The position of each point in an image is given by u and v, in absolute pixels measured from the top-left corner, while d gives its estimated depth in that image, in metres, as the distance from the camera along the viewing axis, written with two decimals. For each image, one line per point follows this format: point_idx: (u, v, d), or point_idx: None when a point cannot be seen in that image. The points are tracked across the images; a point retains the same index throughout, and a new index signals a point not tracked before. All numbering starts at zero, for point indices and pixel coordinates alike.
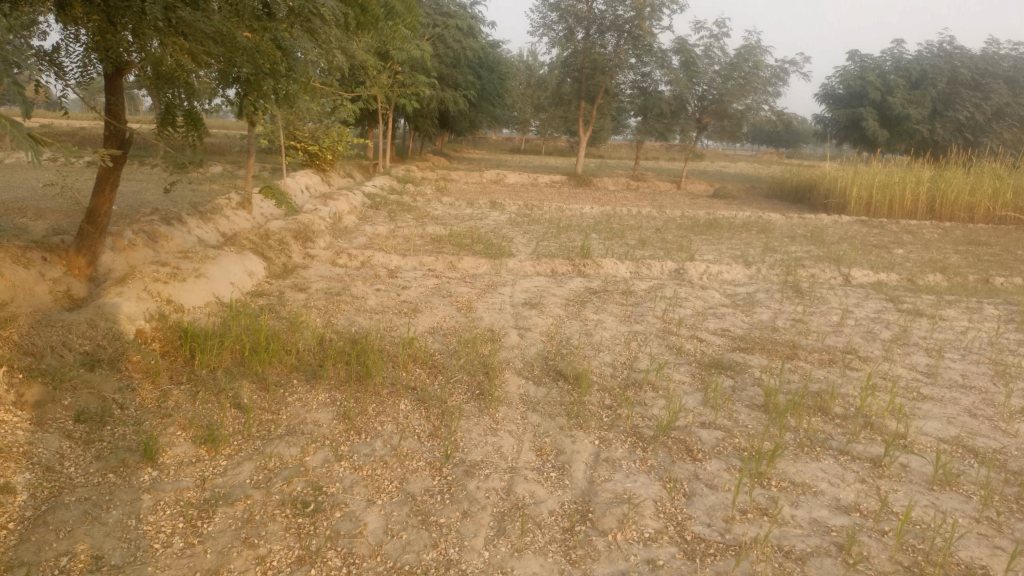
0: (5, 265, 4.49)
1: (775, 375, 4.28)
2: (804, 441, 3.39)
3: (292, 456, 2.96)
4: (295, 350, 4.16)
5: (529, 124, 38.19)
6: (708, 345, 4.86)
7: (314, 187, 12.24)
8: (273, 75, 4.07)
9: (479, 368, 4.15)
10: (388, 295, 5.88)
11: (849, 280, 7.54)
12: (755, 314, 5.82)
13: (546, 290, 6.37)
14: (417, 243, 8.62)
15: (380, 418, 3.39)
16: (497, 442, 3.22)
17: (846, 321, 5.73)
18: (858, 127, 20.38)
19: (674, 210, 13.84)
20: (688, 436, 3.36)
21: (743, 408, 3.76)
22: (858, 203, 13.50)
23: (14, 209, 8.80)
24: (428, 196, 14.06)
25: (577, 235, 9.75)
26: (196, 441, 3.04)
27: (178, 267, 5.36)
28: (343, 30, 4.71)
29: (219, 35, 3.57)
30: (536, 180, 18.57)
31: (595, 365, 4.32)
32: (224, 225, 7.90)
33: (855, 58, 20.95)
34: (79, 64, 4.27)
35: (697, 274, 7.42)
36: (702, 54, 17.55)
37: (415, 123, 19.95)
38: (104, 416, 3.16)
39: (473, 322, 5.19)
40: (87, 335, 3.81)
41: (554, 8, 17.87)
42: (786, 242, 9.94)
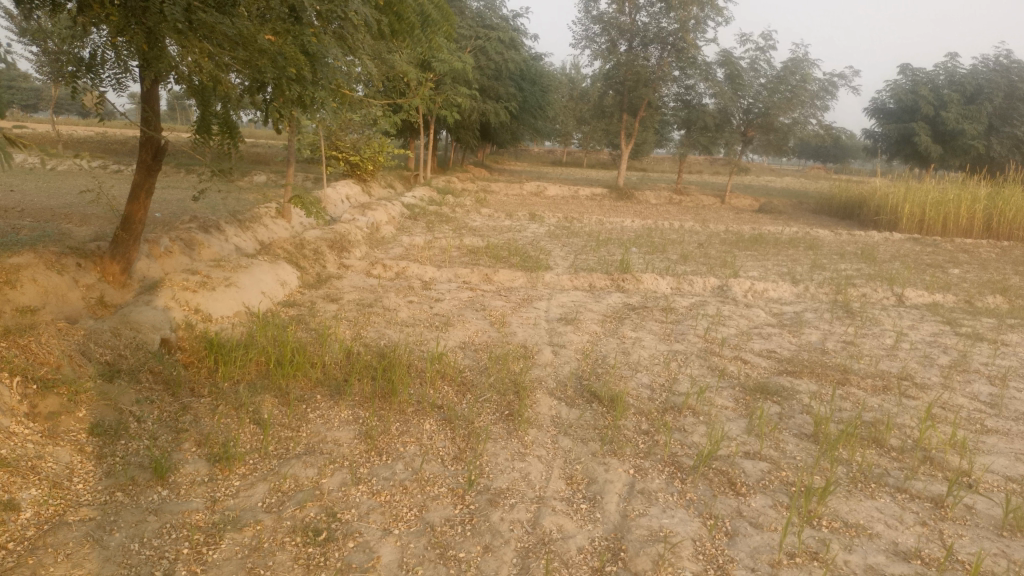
0: (37, 271, 4.46)
1: (824, 402, 4.02)
2: (857, 476, 3.14)
3: (308, 478, 2.81)
4: (321, 364, 4.03)
5: (571, 136, 38.11)
6: (753, 368, 4.61)
7: (355, 197, 12.22)
8: (300, 80, 3.91)
9: (510, 388, 3.95)
10: (420, 308, 5.73)
11: (902, 300, 7.21)
12: (803, 335, 5.54)
13: (583, 306, 6.16)
14: (453, 254, 8.47)
15: (403, 439, 3.22)
16: (525, 468, 3.03)
17: (900, 345, 5.42)
18: (910, 142, 19.82)
19: (717, 224, 13.52)
20: (731, 467, 3.14)
21: (790, 438, 3.51)
22: (910, 220, 13.03)
23: (58, 216, 8.89)
24: (467, 207, 13.97)
25: (617, 249, 9.53)
26: (210, 459, 2.91)
27: (209, 276, 5.28)
28: (378, 35, 4.60)
29: (242, 37, 3.42)
30: (577, 193, 18.37)
31: (632, 387, 4.10)
32: (262, 234, 7.87)
33: (907, 72, 20.35)
34: (116, 74, 4.13)
35: (741, 292, 7.15)
36: (748, 67, 17.20)
37: (457, 135, 19.93)
38: (118, 430, 3.05)
39: (506, 337, 5.01)
40: (109, 344, 3.71)
41: (598, 20, 17.74)
42: (834, 259, 9.58)
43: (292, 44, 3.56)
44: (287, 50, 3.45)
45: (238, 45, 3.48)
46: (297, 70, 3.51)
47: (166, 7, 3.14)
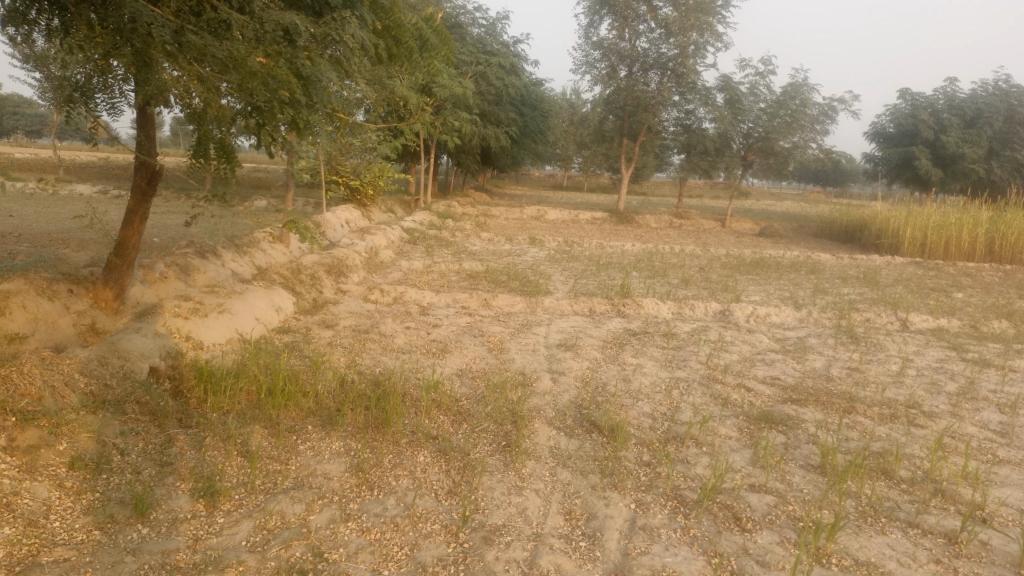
0: (27, 297, 4.38)
1: (832, 432, 3.91)
2: (867, 510, 3.03)
3: (296, 514, 2.70)
4: (314, 394, 3.93)
5: (571, 161, 38.19)
6: (756, 396, 4.50)
7: (354, 222, 12.16)
8: (294, 104, 3.84)
9: (506, 418, 3.84)
10: (417, 334, 5.63)
11: (906, 325, 7.11)
12: (807, 362, 5.42)
13: (583, 331, 6.06)
14: (452, 279, 8.39)
15: (396, 472, 3.12)
16: (522, 503, 2.92)
17: (907, 371, 5.31)
18: (910, 166, 19.80)
19: (718, 248, 13.45)
20: (736, 501, 3.02)
21: (797, 470, 3.40)
22: (912, 244, 12.93)
23: (55, 241, 8.81)
24: (467, 232, 13.91)
25: (617, 273, 9.45)
26: (194, 494, 2.80)
27: (202, 302, 5.20)
28: (375, 59, 4.56)
29: (232, 58, 3.35)
30: (577, 216, 18.33)
31: (633, 416, 3.99)
32: (259, 258, 7.79)
33: (906, 96, 20.37)
34: (109, 98, 4.06)
35: (744, 316, 7.05)
36: (748, 91, 17.23)
37: (457, 159, 19.94)
38: (101, 463, 2.95)
39: (504, 364, 4.90)
40: (95, 373, 3.61)
41: (597, 46, 17.80)
42: (837, 283, 9.49)
43: (284, 66, 3.48)
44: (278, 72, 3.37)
45: (228, 68, 3.41)
46: (290, 94, 3.43)
47: (154, 29, 3.06)
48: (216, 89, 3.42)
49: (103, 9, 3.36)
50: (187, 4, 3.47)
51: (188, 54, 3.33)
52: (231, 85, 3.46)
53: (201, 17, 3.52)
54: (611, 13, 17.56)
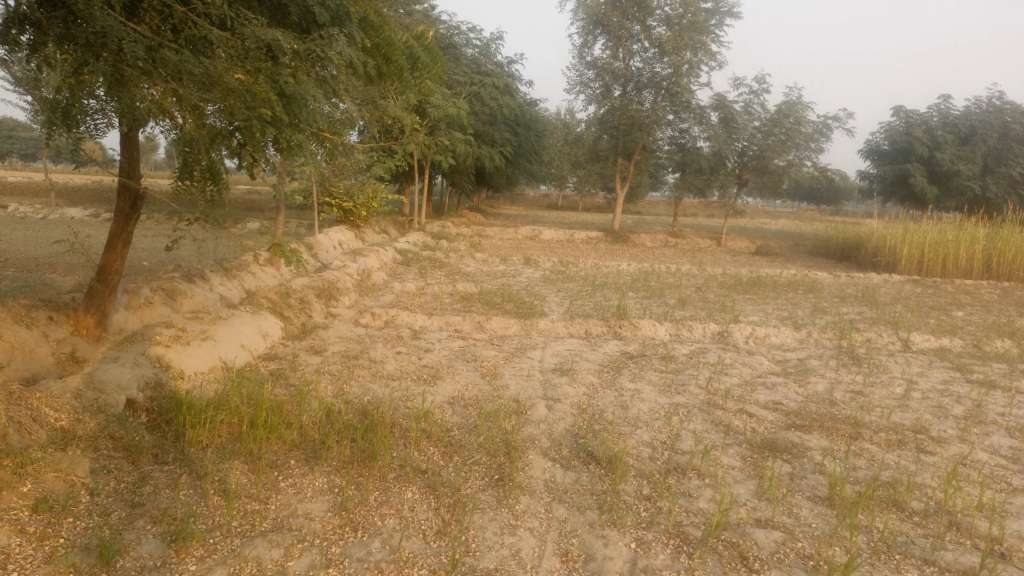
0: (3, 326, 4.21)
1: (839, 461, 3.75)
2: (880, 546, 2.87)
3: (273, 560, 2.53)
4: (298, 426, 3.76)
5: (566, 180, 38.22)
6: (759, 422, 4.33)
7: (348, 244, 12.03)
8: (276, 124, 3.70)
9: (500, 448, 3.67)
10: (408, 359, 5.47)
11: (908, 345, 6.96)
12: (810, 386, 5.26)
13: (579, 355, 5.91)
14: (446, 302, 8.23)
15: (382, 511, 2.95)
16: (516, 544, 2.75)
17: (912, 394, 5.15)
18: (905, 183, 19.75)
19: (714, 267, 13.33)
20: (742, 539, 2.86)
21: (805, 502, 3.24)
22: (909, 261, 12.81)
23: (42, 266, 8.63)
24: (461, 253, 13.78)
25: (613, 293, 9.31)
26: (165, 538, 2.63)
27: (184, 329, 5.05)
28: (364, 78, 4.42)
29: (207, 74, 3.20)
30: (572, 236, 18.22)
31: (632, 445, 3.83)
32: (248, 282, 7.64)
33: (900, 114, 20.33)
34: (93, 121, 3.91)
35: (743, 338, 6.90)
36: (741, 110, 17.21)
37: (451, 180, 19.86)
38: (67, 505, 2.77)
39: (498, 391, 4.73)
40: (66, 407, 3.42)
41: (591, 65, 17.79)
42: (836, 302, 9.37)
43: (264, 84, 3.33)
44: (256, 89, 3.22)
45: (205, 86, 3.27)
46: (270, 112, 3.28)
47: (126, 43, 2.93)
48: (192, 107, 3.28)
49: (75, 25, 3.23)
50: (165, 20, 3.34)
51: (162, 71, 3.20)
52: (210, 104, 3.32)
53: (179, 34, 3.39)
54: (604, 33, 17.56)
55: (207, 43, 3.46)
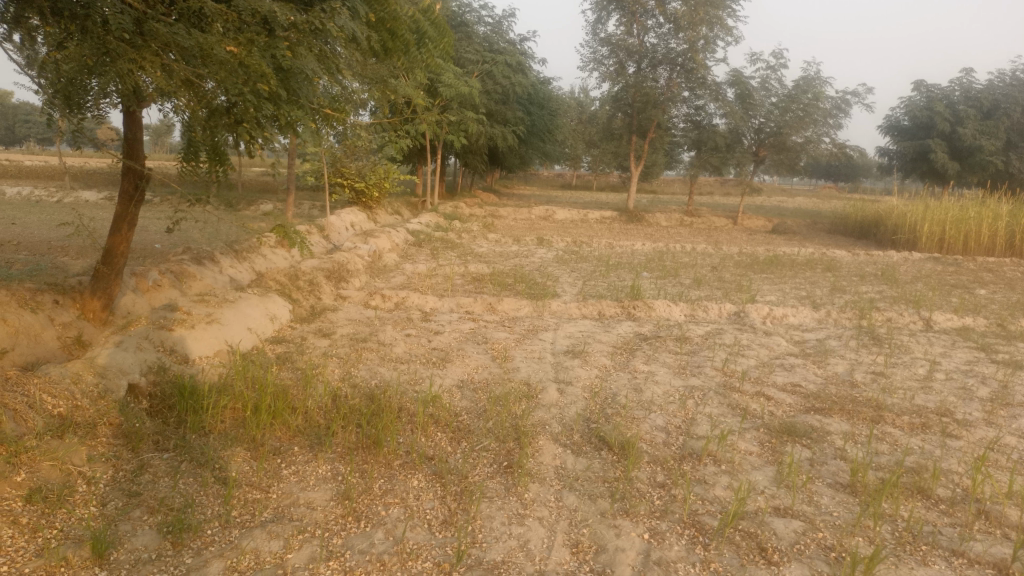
0: (8, 310, 4.11)
1: (861, 446, 3.62)
2: (904, 536, 2.74)
3: (272, 553, 2.45)
4: (304, 411, 3.67)
5: (580, 160, 37.89)
6: (777, 406, 4.20)
7: (360, 225, 11.92)
8: (274, 99, 3.58)
9: (510, 434, 3.56)
10: (418, 342, 5.36)
11: (930, 324, 6.78)
12: (829, 367, 5.12)
13: (592, 336, 5.78)
14: (457, 283, 8.11)
15: (386, 500, 2.86)
16: (524, 535, 2.65)
17: (935, 375, 5.00)
18: (926, 159, 19.38)
19: (730, 247, 13.14)
20: (760, 528, 2.75)
21: (825, 490, 3.11)
22: (930, 239, 12.56)
23: (54, 249, 8.57)
24: (474, 233, 13.66)
25: (628, 274, 9.15)
26: (160, 530, 2.55)
27: (189, 313, 4.97)
28: (370, 55, 4.28)
29: (199, 48, 3.09)
30: (586, 216, 18.04)
31: (646, 430, 3.70)
32: (258, 264, 7.56)
33: (921, 88, 19.89)
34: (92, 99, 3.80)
35: (760, 318, 6.75)
36: (759, 86, 16.89)
37: (464, 159, 19.70)
38: (63, 494, 2.69)
39: (509, 374, 4.63)
40: (65, 394, 3.32)
41: (605, 42, 17.49)
42: (855, 281, 9.17)
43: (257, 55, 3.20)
44: (249, 61, 3.08)
45: (199, 61, 3.17)
46: (264, 87, 3.15)
47: (112, 16, 2.83)
48: (182, 81, 3.16)
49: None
50: None
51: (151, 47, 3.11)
52: (205, 79, 3.20)
53: (173, 5, 3.29)
54: (618, 9, 17.31)
55: (202, 17, 3.36)
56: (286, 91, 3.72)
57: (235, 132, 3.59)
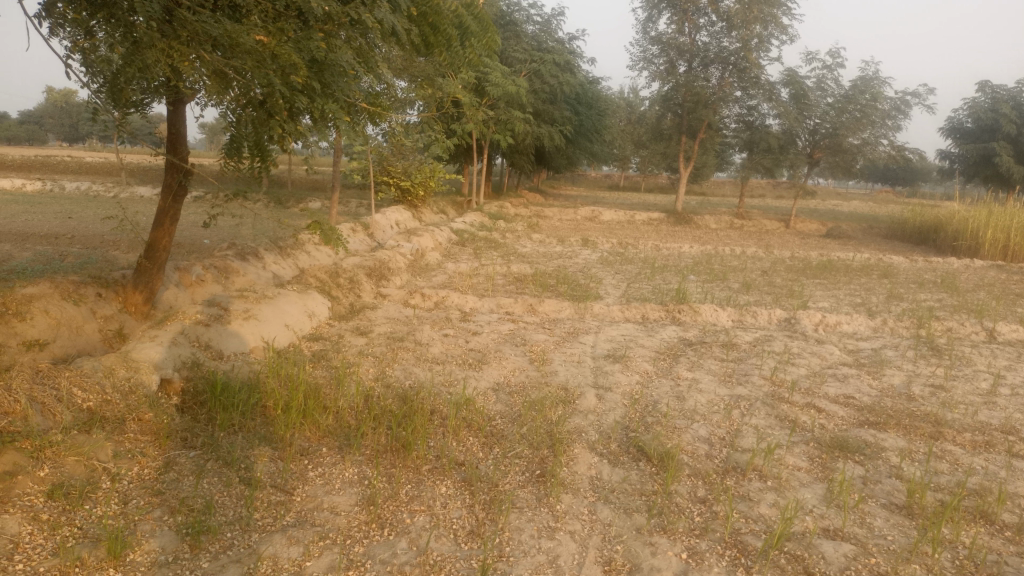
0: (50, 301, 4.09)
1: (918, 464, 3.40)
2: (965, 566, 2.53)
3: (290, 560, 2.36)
4: (335, 410, 3.59)
5: (629, 160, 37.54)
6: (828, 419, 3.99)
7: (405, 223, 11.91)
8: (307, 91, 3.51)
9: (544, 441, 3.43)
10: (455, 343, 5.25)
11: (993, 335, 6.44)
12: (885, 378, 4.87)
13: (634, 340, 5.61)
14: (499, 283, 8.00)
15: (412, 507, 2.76)
16: (554, 550, 2.51)
17: (999, 390, 4.71)
18: (990, 163, 18.67)
19: (782, 251, 12.82)
20: (808, 551, 2.57)
21: (878, 511, 2.91)
22: (993, 246, 12.09)
23: (106, 242, 8.68)
24: (518, 233, 13.55)
25: (673, 277, 8.93)
26: (179, 531, 2.48)
27: (227, 308, 4.96)
28: (411, 49, 4.18)
29: (227, 35, 3.03)
30: (633, 217, 17.80)
31: (688, 441, 3.53)
32: (302, 260, 7.55)
33: (986, 89, 19.14)
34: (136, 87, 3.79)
35: (812, 325, 6.49)
36: (814, 86, 16.47)
37: (511, 159, 19.61)
38: (85, 491, 2.64)
39: (546, 378, 4.50)
40: (97, 387, 3.27)
41: (656, 41, 17.24)
42: (913, 288, 8.81)
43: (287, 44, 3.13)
44: (277, 49, 3.01)
45: (230, 49, 3.12)
46: (294, 77, 3.07)
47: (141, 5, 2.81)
48: (211, 72, 3.11)
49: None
50: None
51: (181, 34, 3.10)
52: (236, 69, 3.15)
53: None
54: (669, 7, 17.04)
55: (237, 8, 3.32)
56: (321, 84, 3.65)
57: (267, 126, 3.54)
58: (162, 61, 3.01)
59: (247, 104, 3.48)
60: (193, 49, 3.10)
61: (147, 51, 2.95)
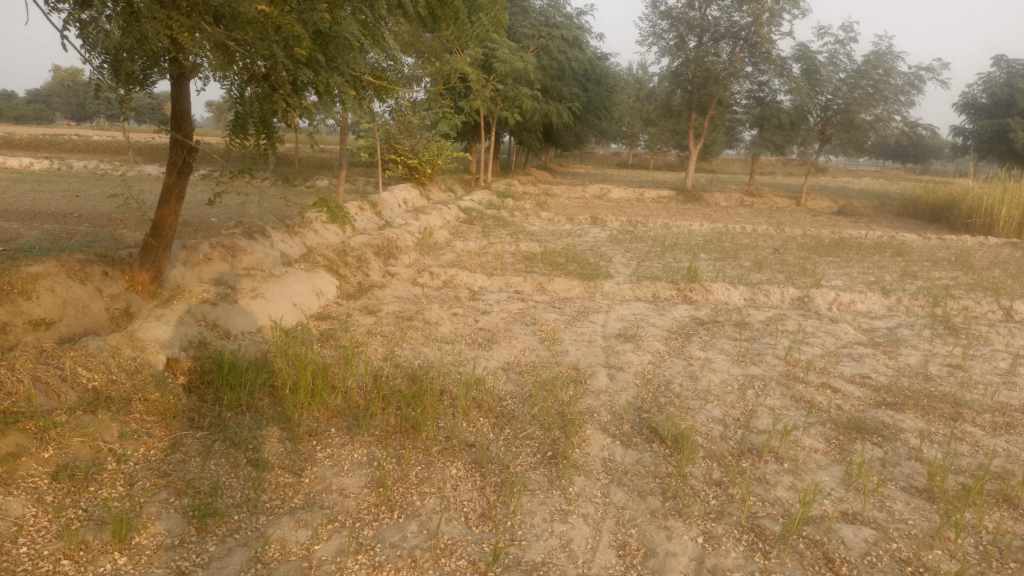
0: (56, 281, 4.04)
1: (938, 446, 3.32)
2: (990, 551, 2.46)
3: (299, 543, 2.31)
4: (343, 390, 3.54)
5: (637, 137, 37.25)
6: (845, 399, 3.92)
7: (413, 201, 11.81)
8: (311, 64, 3.43)
9: (556, 422, 3.37)
10: (464, 322, 5.19)
11: (1010, 314, 6.33)
12: (901, 358, 4.78)
13: (645, 320, 5.54)
14: (508, 261, 7.93)
15: (422, 489, 2.71)
16: (566, 533, 2.46)
17: (1019, 370, 4.62)
18: (1004, 139, 18.40)
19: (794, 228, 12.69)
20: (827, 536, 2.51)
21: (898, 495, 2.84)
22: (1007, 223, 11.93)
23: (113, 221, 8.62)
24: (526, 211, 13.43)
25: (684, 255, 8.83)
26: (185, 514, 2.44)
27: (235, 286, 4.91)
28: (417, 24, 4.09)
29: (228, 6, 2.96)
30: (642, 195, 17.64)
31: (701, 423, 3.46)
32: (309, 239, 7.48)
33: (1001, 64, 18.82)
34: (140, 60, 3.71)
35: (826, 304, 6.40)
36: (826, 61, 16.22)
37: (519, 136, 19.45)
38: (90, 472, 2.60)
39: (557, 358, 4.43)
40: (101, 367, 3.21)
41: (665, 15, 16.99)
42: (926, 267, 8.69)
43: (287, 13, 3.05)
44: (278, 19, 2.93)
45: (232, 20, 3.05)
46: (297, 48, 2.98)
47: None
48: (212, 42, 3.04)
49: None
50: None
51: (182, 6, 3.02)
52: (238, 41, 3.08)
53: None
54: None
55: None
56: (326, 57, 3.57)
57: (272, 100, 3.46)
58: (162, 33, 2.93)
59: (251, 78, 3.39)
60: (193, 20, 3.02)
61: (145, 23, 2.88)
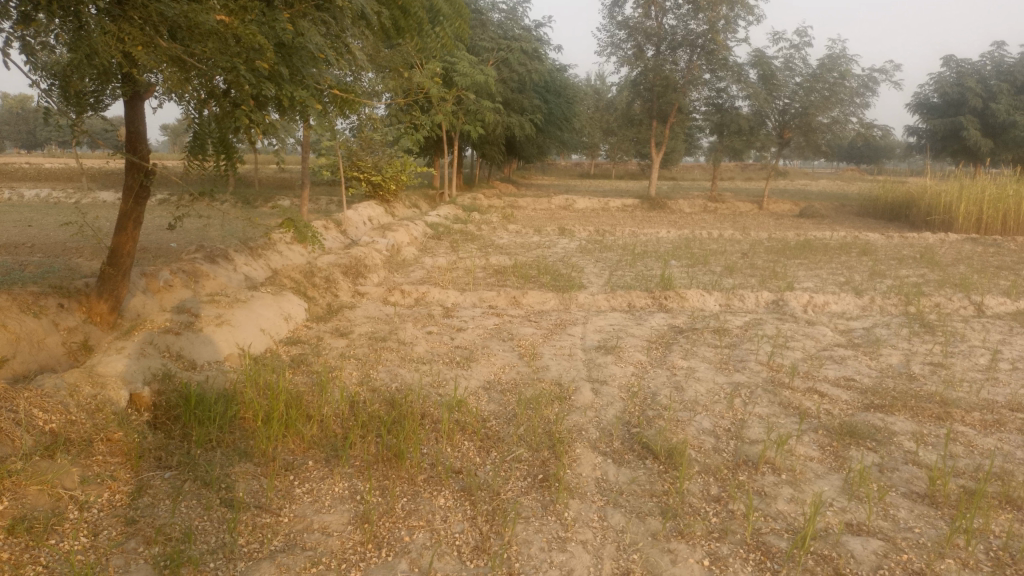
0: (8, 315, 3.82)
1: (934, 449, 3.26)
2: (1003, 558, 2.38)
3: None
4: (319, 419, 3.37)
5: (598, 147, 37.43)
6: (833, 403, 3.85)
7: (377, 218, 11.62)
8: (274, 78, 3.27)
9: (544, 442, 3.24)
10: (440, 340, 5.05)
11: (981, 309, 6.36)
12: (883, 359, 4.74)
13: (624, 330, 5.44)
14: (478, 276, 7.80)
15: (410, 523, 2.56)
16: (567, 563, 2.33)
17: (1000, 365, 4.61)
18: (957, 138, 18.80)
19: (759, 232, 12.78)
20: (836, 551, 2.41)
21: (902, 502, 2.76)
22: (966, 219, 12.11)
23: (68, 251, 8.31)
24: (493, 224, 13.31)
25: (655, 262, 8.78)
26: (156, 563, 2.26)
27: (198, 314, 4.71)
28: (380, 36, 3.97)
29: (186, 16, 2.80)
30: (607, 204, 17.65)
31: (693, 435, 3.36)
32: (274, 261, 7.27)
33: (950, 64, 19.25)
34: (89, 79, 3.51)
35: (801, 306, 6.37)
36: (782, 66, 16.42)
37: (481, 150, 19.38)
38: (51, 523, 2.40)
39: (538, 374, 4.30)
40: (59, 407, 3.01)
41: (623, 25, 17.05)
42: (894, 265, 8.75)
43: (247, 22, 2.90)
44: (238, 29, 2.78)
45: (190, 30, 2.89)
46: (260, 60, 2.82)
47: None
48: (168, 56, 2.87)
49: None
50: None
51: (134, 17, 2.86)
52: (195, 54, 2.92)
53: None
54: None
55: None
56: (289, 70, 3.41)
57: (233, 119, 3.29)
58: (112, 47, 2.76)
59: (210, 95, 3.23)
60: (147, 34, 2.86)
61: (96, 38, 2.72)
